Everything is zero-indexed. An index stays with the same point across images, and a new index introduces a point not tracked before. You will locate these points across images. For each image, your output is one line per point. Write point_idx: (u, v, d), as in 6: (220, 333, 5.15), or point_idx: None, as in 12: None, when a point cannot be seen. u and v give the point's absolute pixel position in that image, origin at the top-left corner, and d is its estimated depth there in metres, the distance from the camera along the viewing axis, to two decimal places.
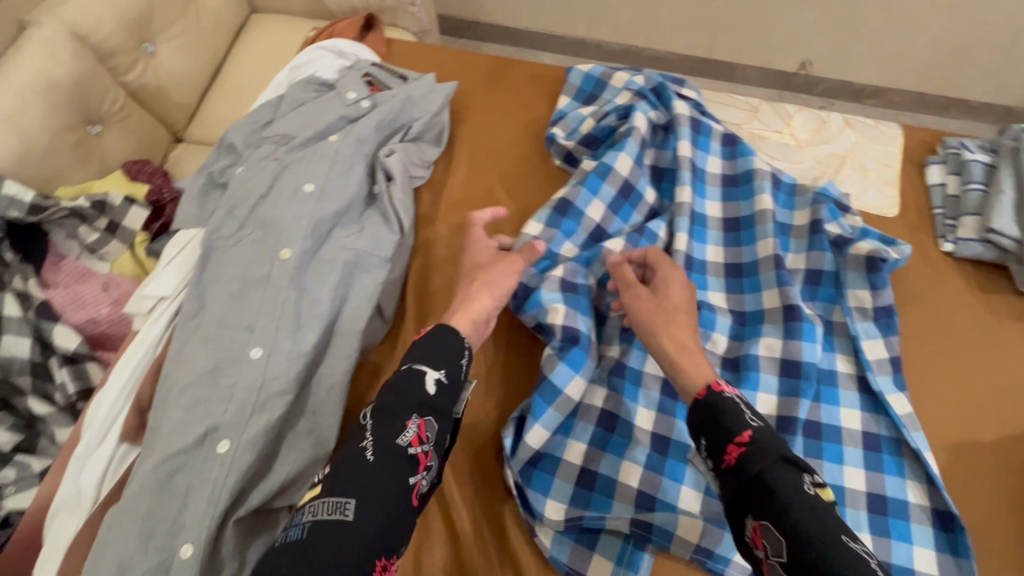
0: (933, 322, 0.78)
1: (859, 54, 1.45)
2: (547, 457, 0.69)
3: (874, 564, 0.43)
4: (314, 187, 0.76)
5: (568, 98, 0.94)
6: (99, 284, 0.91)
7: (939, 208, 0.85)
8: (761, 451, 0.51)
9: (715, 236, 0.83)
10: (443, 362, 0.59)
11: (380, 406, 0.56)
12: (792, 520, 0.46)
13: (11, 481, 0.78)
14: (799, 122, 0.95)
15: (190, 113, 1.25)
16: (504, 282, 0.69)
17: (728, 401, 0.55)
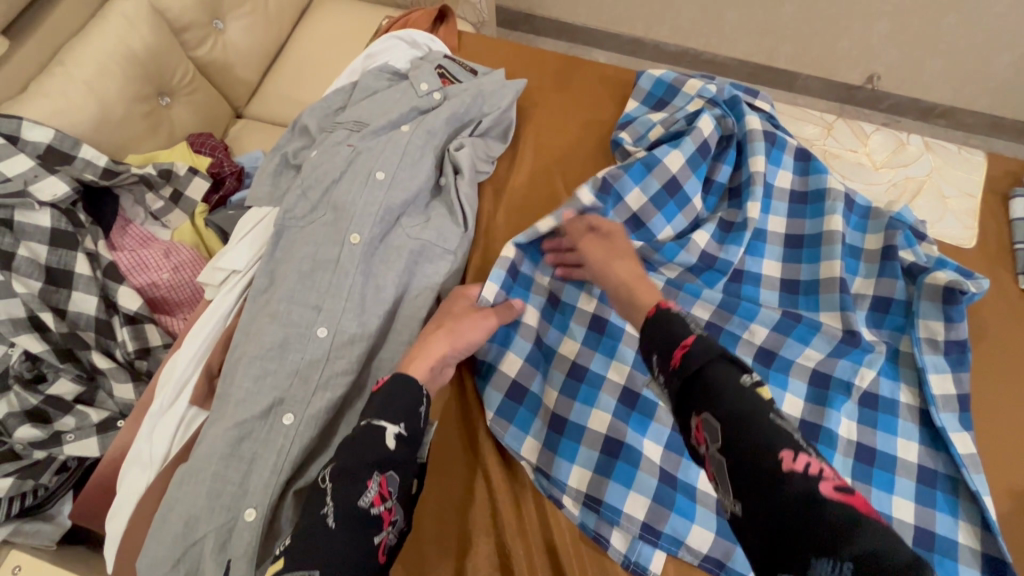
0: (1007, 359, 0.74)
1: (932, 70, 1.38)
2: (571, 424, 0.71)
3: (800, 437, 0.45)
4: (385, 175, 0.78)
5: (636, 102, 0.92)
6: (161, 250, 0.95)
7: (1022, 242, 0.81)
8: (703, 348, 0.52)
9: (775, 252, 0.82)
10: (403, 416, 0.58)
11: (337, 467, 0.54)
12: (727, 402, 0.47)
13: (73, 428, 0.85)
14: (876, 142, 0.92)
15: (252, 90, 1.29)
16: (470, 333, 0.67)
17: (675, 316, 0.57)
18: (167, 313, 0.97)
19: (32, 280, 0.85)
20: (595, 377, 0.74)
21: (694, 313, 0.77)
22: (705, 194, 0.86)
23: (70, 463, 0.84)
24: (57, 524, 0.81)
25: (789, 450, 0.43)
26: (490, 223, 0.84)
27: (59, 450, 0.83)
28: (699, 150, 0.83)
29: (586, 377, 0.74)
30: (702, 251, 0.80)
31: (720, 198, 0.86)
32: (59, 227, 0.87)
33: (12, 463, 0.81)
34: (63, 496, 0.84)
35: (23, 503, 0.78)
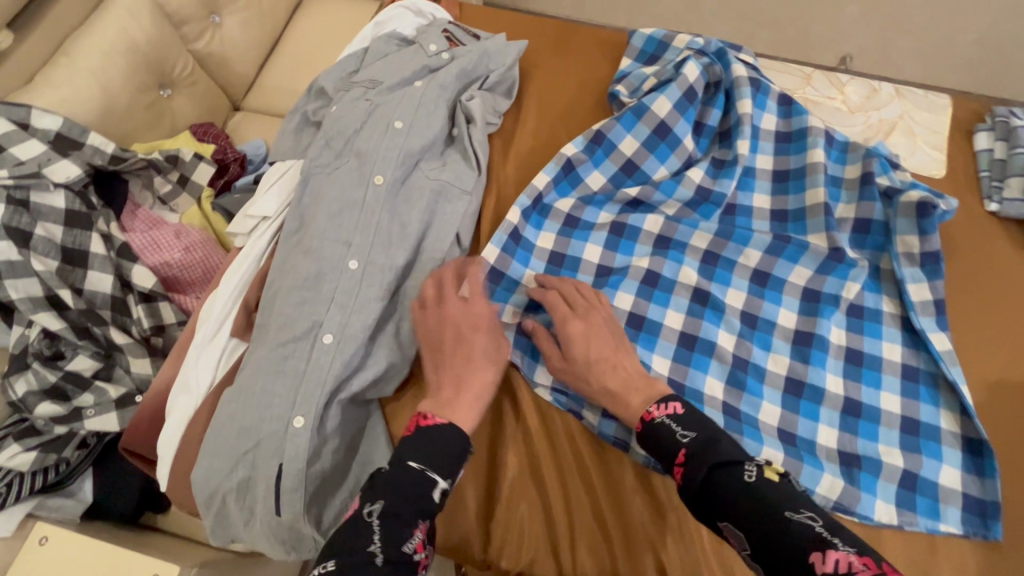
0: (977, 274, 0.82)
1: (902, 48, 1.47)
2: None
3: (820, 527, 0.47)
4: (403, 124, 0.84)
5: (630, 60, 0.99)
6: (171, 232, 0.99)
7: (987, 171, 0.89)
8: (696, 460, 0.55)
9: (764, 187, 0.88)
10: (451, 469, 0.58)
11: (386, 507, 0.53)
12: (741, 514, 0.50)
13: (92, 404, 0.90)
14: (851, 89, 0.99)
15: (249, 83, 1.34)
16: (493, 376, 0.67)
17: (660, 425, 0.59)
18: (180, 292, 1.01)
19: (50, 259, 0.88)
20: None
21: (692, 243, 0.84)
22: (698, 137, 0.92)
23: (89, 440, 0.93)
24: (78, 501, 0.91)
25: (816, 551, 0.45)
26: (502, 171, 0.91)
27: (81, 425, 0.89)
28: (686, 96, 0.89)
29: None
30: (697, 186, 0.87)
31: (711, 141, 0.93)
32: (73, 209, 0.91)
33: (35, 437, 0.88)
34: (80, 474, 0.92)
35: (45, 478, 0.87)
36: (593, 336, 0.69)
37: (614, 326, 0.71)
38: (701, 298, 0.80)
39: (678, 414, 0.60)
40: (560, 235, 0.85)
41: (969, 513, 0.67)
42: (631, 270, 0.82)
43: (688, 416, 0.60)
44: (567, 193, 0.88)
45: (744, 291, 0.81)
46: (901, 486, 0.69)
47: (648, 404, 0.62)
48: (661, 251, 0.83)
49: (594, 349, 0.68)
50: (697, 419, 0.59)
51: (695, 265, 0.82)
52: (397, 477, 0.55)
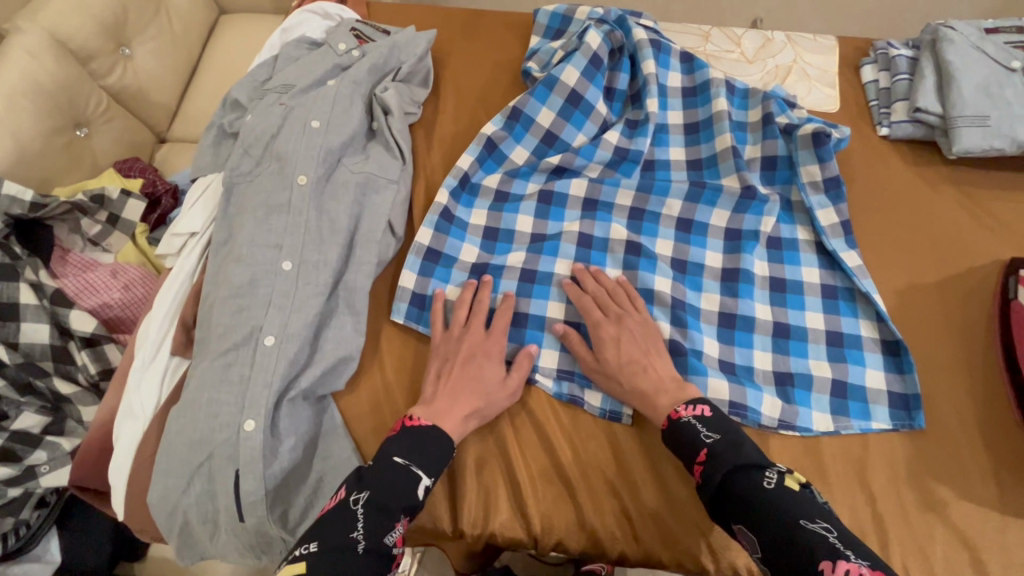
0: (881, 195, 0.88)
1: (803, 6, 1.55)
2: (531, 316, 0.79)
3: (833, 538, 0.49)
4: (320, 123, 0.84)
5: (538, 37, 1.01)
6: (107, 271, 0.94)
7: (875, 100, 0.96)
8: (716, 461, 0.59)
9: (678, 140, 0.93)
10: (434, 469, 0.63)
11: (372, 498, 0.58)
12: (755, 516, 0.53)
13: (45, 461, 0.86)
14: (747, 41, 1.05)
15: (171, 114, 1.31)
16: (469, 396, 0.69)
17: (685, 424, 0.63)
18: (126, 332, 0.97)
19: None
20: (544, 276, 0.81)
21: (618, 202, 0.87)
22: (611, 101, 0.96)
23: (47, 499, 0.89)
24: (46, 563, 0.90)
25: (827, 559, 0.47)
26: (427, 159, 0.92)
27: (36, 483, 0.85)
28: (592, 63, 0.93)
29: (537, 277, 0.81)
30: (615, 147, 0.91)
31: (624, 104, 0.96)
32: None
33: None
34: (45, 535, 0.90)
35: (6, 543, 0.85)
36: (632, 338, 0.73)
37: (646, 330, 0.74)
38: (635, 250, 0.83)
39: (705, 416, 0.64)
40: (491, 211, 0.87)
41: (896, 408, 0.73)
42: (563, 235, 0.84)
43: (714, 420, 0.63)
44: (493, 170, 0.91)
45: (670, 237, 0.86)
46: (833, 395, 0.74)
47: (676, 404, 0.66)
48: (590, 214, 0.87)
49: (632, 350, 0.71)
50: (724, 424, 0.62)
51: (623, 223, 0.86)
52: (385, 472, 0.60)
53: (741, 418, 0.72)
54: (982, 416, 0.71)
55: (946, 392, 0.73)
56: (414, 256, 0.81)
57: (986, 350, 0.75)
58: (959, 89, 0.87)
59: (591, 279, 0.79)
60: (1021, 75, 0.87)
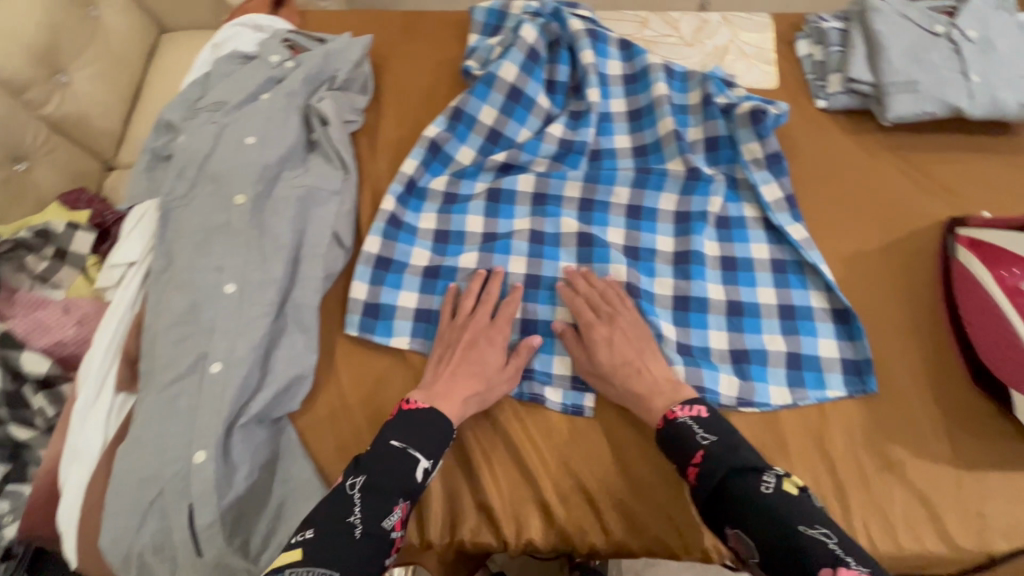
0: (822, 166, 0.90)
1: None
2: None
3: (832, 544, 0.50)
4: (256, 139, 0.82)
5: (476, 35, 1.00)
6: (59, 308, 0.86)
7: (811, 74, 0.98)
8: (711, 463, 0.58)
9: (622, 128, 0.93)
10: (433, 452, 0.63)
11: (368, 482, 0.59)
12: (752, 521, 0.53)
13: (8, 512, 0.81)
14: (684, 24, 1.06)
15: (118, 140, 1.26)
16: (467, 381, 0.69)
17: (682, 426, 0.62)
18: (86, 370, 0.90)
19: None
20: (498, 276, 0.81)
21: (567, 195, 0.87)
22: (553, 94, 0.95)
23: (15, 552, 0.86)
24: None
25: (827, 567, 0.48)
26: (373, 166, 0.91)
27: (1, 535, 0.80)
28: (528, 57, 0.92)
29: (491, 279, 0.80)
30: (559, 139, 0.90)
31: (567, 96, 0.96)
32: None
33: None
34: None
35: None
36: (626, 340, 0.73)
37: (639, 330, 0.74)
38: (587, 243, 0.83)
39: (701, 417, 0.63)
40: (440, 214, 0.86)
41: (849, 374, 0.74)
42: (514, 233, 0.84)
43: (710, 421, 0.63)
44: (440, 173, 0.90)
45: (619, 225, 0.86)
46: (788, 368, 0.75)
47: (670, 405, 0.66)
48: (539, 209, 0.86)
49: (627, 352, 0.72)
50: (721, 425, 0.62)
51: (573, 215, 0.86)
52: (381, 456, 0.61)
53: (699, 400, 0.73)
54: (933, 376, 0.73)
55: (897, 355, 0.75)
56: (362, 267, 0.79)
57: (933, 310, 0.77)
58: (887, 58, 0.89)
59: (582, 280, 0.78)
60: (945, 39, 0.89)
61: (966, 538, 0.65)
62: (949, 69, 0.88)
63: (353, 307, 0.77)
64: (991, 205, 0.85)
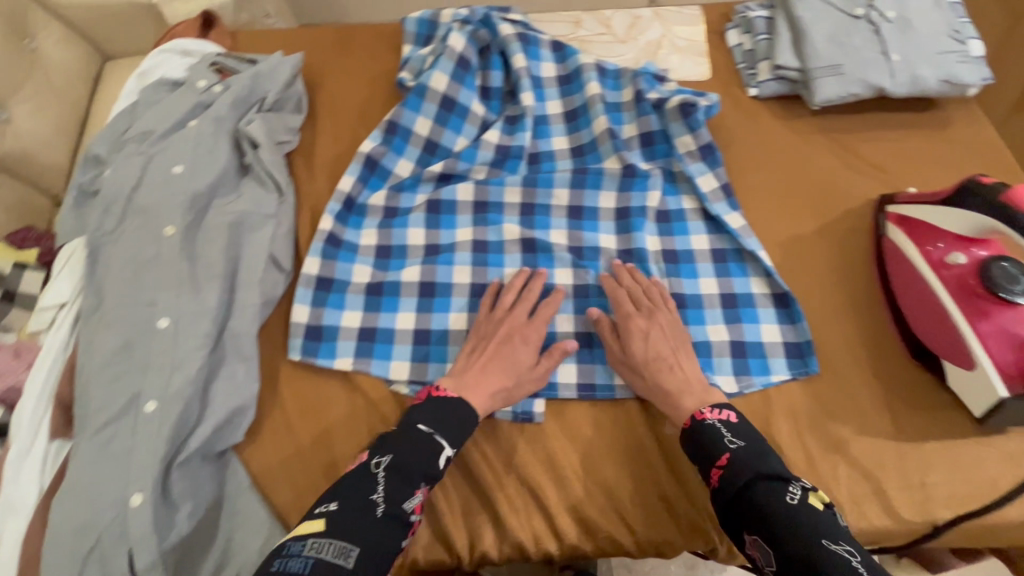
0: (757, 153, 0.91)
1: None
2: (434, 332, 0.77)
3: (855, 562, 0.50)
4: (183, 167, 0.80)
5: (409, 45, 0.99)
6: (7, 352, 0.74)
7: (742, 63, 0.99)
8: (737, 467, 0.59)
9: (559, 129, 0.93)
10: (456, 441, 0.64)
11: (394, 462, 0.60)
12: (775, 527, 0.54)
13: None
14: (617, 22, 1.07)
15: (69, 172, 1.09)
16: (492, 379, 0.69)
17: (709, 426, 0.63)
18: None
19: None
20: (443, 287, 0.80)
21: (507, 201, 0.87)
22: (489, 100, 0.95)
23: None
24: None
25: None
26: (311, 185, 0.89)
27: None
28: (458, 66, 0.92)
29: (436, 291, 0.79)
30: (497, 145, 0.90)
31: (503, 101, 0.95)
32: None
33: None
34: None
35: None
36: (666, 338, 0.72)
37: (678, 330, 0.74)
38: (531, 248, 0.83)
39: (729, 421, 0.64)
40: (381, 228, 0.85)
41: (792, 358, 0.75)
42: (457, 244, 0.83)
43: (737, 426, 0.63)
44: (379, 187, 0.88)
45: (562, 226, 0.86)
46: (734, 356, 0.76)
47: (699, 406, 0.66)
48: (481, 217, 0.86)
49: (665, 347, 0.71)
50: (748, 432, 0.63)
51: (516, 221, 0.86)
52: (407, 439, 0.62)
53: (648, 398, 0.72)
54: (873, 353, 0.74)
55: (838, 335, 0.76)
56: (303, 290, 0.78)
57: (871, 288, 0.78)
58: (812, 43, 0.90)
59: (628, 275, 0.78)
60: (865, 21, 0.91)
61: (911, 511, 0.66)
62: (870, 50, 0.90)
63: (295, 332, 0.76)
64: (921, 180, 0.88)
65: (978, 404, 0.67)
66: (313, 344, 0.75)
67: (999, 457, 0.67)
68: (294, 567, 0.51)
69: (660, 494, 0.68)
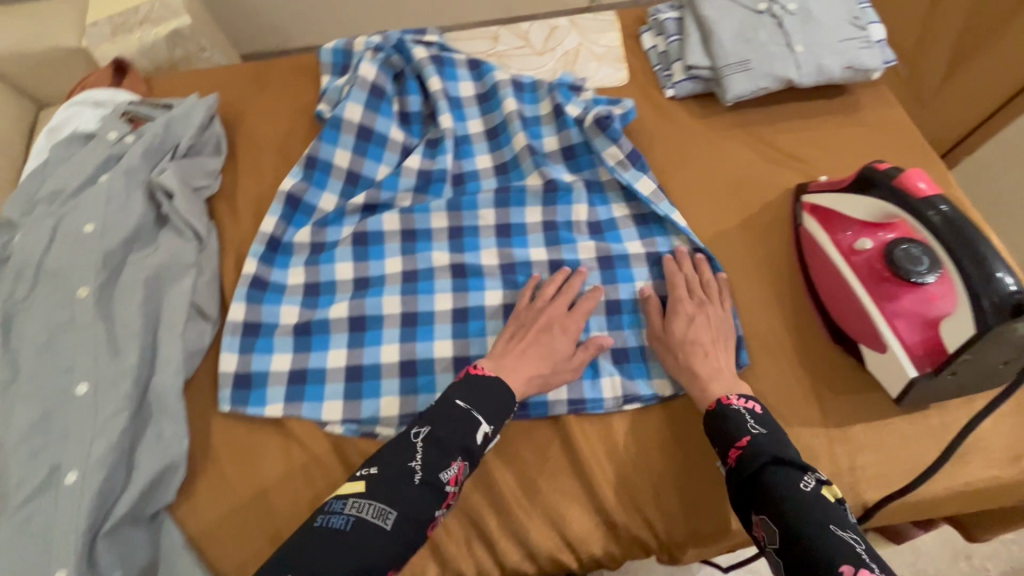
0: (676, 152, 0.92)
1: None
2: (367, 367, 0.76)
3: (860, 548, 0.50)
4: (95, 225, 0.78)
5: (326, 76, 0.99)
6: None
7: (657, 65, 1.01)
8: (756, 449, 0.60)
9: (481, 148, 0.93)
10: (493, 417, 0.64)
11: (433, 434, 0.61)
12: (785, 509, 0.55)
13: None
14: (534, 34, 1.08)
15: None
16: (532, 366, 0.70)
17: (732, 411, 0.65)
18: None
19: None
20: (374, 319, 0.79)
21: (435, 227, 0.86)
22: (409, 125, 0.95)
23: None
24: None
25: (849, 564, 0.49)
26: (235, 228, 0.88)
27: None
28: (372, 96, 0.92)
29: (367, 324, 0.79)
30: (419, 170, 0.90)
31: (423, 124, 0.95)
32: None
33: None
34: None
35: None
36: (715, 328, 0.74)
37: (726, 325, 0.74)
38: (461, 272, 0.83)
39: (753, 410, 0.65)
40: (309, 265, 0.84)
41: None
42: (386, 275, 0.83)
43: (762, 417, 0.65)
44: (304, 224, 0.87)
45: (490, 245, 0.85)
46: None
47: (726, 392, 0.68)
48: (410, 246, 0.85)
49: (704, 334, 0.73)
50: (770, 422, 0.64)
51: (445, 246, 0.85)
52: (446, 413, 0.63)
53: (581, 412, 0.72)
54: (799, 342, 0.76)
55: (765, 327, 0.77)
56: (228, 339, 0.77)
57: (792, 278, 0.80)
58: (719, 41, 0.92)
59: (689, 264, 0.79)
60: (768, 15, 0.93)
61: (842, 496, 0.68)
62: (775, 43, 0.91)
63: (224, 383, 0.74)
64: (836, 166, 0.90)
65: (894, 386, 0.68)
66: (243, 393, 0.74)
67: (922, 433, 0.69)
68: (336, 523, 0.54)
69: (602, 511, 0.68)
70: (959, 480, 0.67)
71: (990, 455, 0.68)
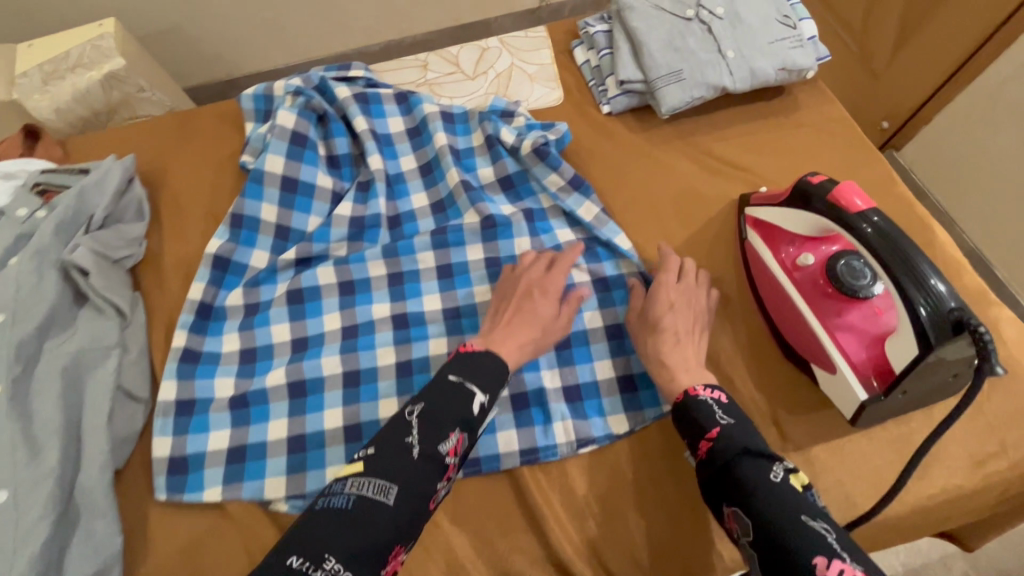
0: (615, 170, 0.90)
1: None
2: (309, 436, 0.72)
3: (831, 539, 0.48)
4: (4, 315, 0.73)
5: (249, 124, 0.94)
6: None
7: (592, 80, 0.98)
8: (726, 441, 0.57)
9: (416, 186, 0.90)
10: (489, 386, 0.61)
11: (426, 410, 0.57)
12: (754, 504, 0.52)
13: None
14: (463, 57, 1.04)
15: None
16: (519, 334, 0.67)
17: (702, 402, 0.61)
18: None
19: None
20: (315, 383, 0.75)
21: (373, 276, 0.82)
22: (339, 169, 0.91)
23: None
24: None
25: (820, 556, 0.46)
26: (163, 297, 0.84)
27: None
28: (295, 143, 0.88)
29: (308, 389, 0.75)
30: (351, 218, 0.86)
31: (354, 166, 0.92)
32: None
33: None
34: None
35: None
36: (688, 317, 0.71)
37: (700, 318, 0.72)
38: (402, 323, 0.79)
39: (720, 400, 0.62)
40: (243, 330, 0.80)
41: None
42: (326, 334, 0.79)
43: (730, 407, 0.62)
44: (235, 285, 0.83)
45: (433, 289, 0.82)
46: (622, 394, 0.73)
47: (693, 383, 0.65)
48: (348, 299, 0.81)
49: (677, 324, 0.70)
50: (737, 411, 0.61)
51: (385, 296, 0.81)
52: (440, 387, 0.59)
53: (534, 462, 0.69)
54: (753, 362, 0.73)
55: (719, 349, 0.74)
56: (160, 422, 0.73)
57: (742, 294, 0.78)
58: (649, 52, 0.89)
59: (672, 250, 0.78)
60: (697, 22, 0.90)
61: None
62: (706, 50, 0.89)
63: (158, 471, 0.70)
64: (778, 171, 0.88)
65: (847, 407, 0.66)
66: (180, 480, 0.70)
67: (881, 448, 0.68)
68: (336, 502, 0.50)
69: (560, 566, 0.65)
70: (923, 494, 0.66)
71: (950, 465, 0.67)
